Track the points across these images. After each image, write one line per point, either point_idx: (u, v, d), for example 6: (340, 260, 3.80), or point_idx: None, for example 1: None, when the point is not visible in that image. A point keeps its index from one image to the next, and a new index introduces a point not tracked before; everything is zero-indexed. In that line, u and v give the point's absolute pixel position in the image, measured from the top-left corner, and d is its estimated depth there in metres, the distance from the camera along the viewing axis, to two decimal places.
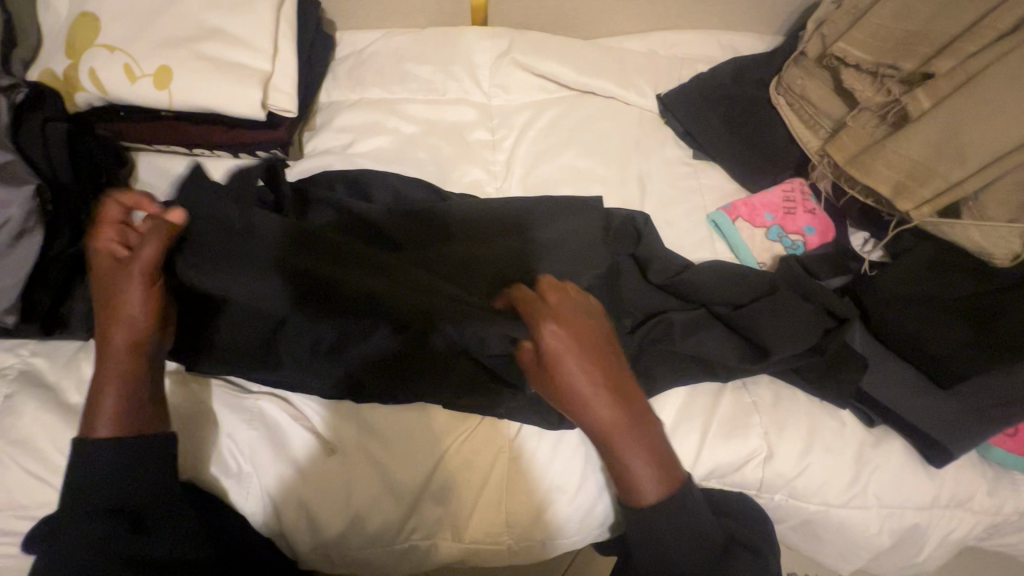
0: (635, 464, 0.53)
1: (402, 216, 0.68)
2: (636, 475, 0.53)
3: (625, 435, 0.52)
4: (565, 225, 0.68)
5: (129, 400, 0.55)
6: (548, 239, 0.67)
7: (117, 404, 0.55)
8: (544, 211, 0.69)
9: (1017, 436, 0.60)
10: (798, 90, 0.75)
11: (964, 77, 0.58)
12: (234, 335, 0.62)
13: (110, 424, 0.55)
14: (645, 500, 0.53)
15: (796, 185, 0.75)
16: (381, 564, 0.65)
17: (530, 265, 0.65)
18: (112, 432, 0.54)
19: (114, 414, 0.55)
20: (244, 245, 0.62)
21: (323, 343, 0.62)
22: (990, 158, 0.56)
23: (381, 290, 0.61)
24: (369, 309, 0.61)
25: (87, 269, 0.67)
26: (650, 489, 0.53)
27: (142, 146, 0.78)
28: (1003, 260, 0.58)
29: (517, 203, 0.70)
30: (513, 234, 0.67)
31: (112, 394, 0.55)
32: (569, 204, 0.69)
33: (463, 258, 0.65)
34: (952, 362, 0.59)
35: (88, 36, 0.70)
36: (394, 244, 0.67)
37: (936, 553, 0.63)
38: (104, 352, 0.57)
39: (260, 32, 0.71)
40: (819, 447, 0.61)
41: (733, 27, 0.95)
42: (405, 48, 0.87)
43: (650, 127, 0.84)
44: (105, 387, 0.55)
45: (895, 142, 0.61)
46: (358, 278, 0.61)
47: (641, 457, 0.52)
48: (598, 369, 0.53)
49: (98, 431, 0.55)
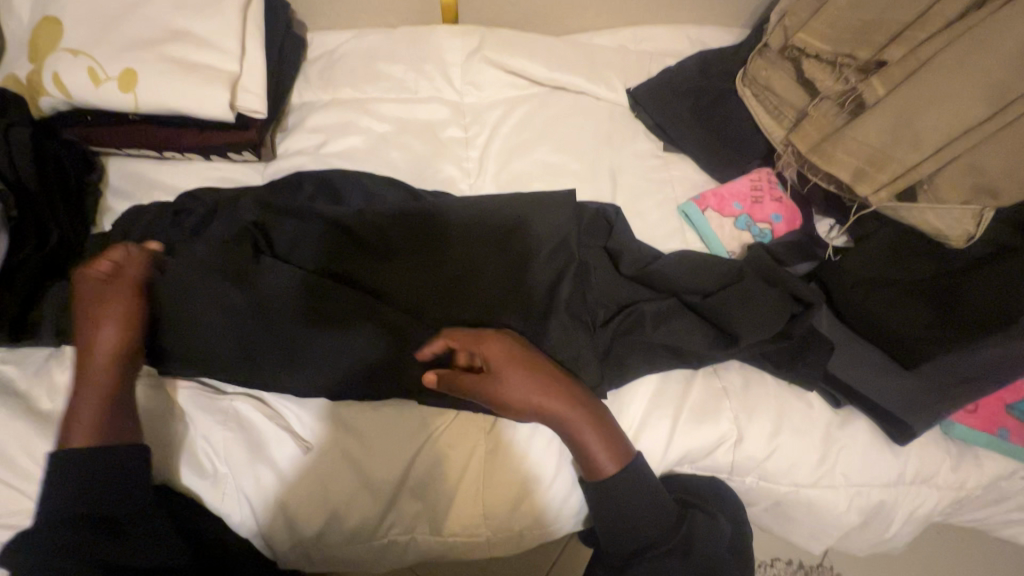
0: (591, 443, 0.56)
1: (381, 218, 0.68)
2: (594, 455, 0.56)
3: (574, 417, 0.56)
4: (540, 223, 0.68)
5: (113, 419, 0.56)
6: (526, 237, 0.67)
7: (98, 419, 0.55)
8: (525, 207, 0.69)
9: (977, 412, 0.62)
10: (762, 80, 0.76)
11: (917, 63, 0.60)
12: (231, 345, 0.62)
13: (83, 434, 0.54)
14: (604, 473, 0.56)
15: (764, 175, 0.76)
16: (361, 560, 0.66)
17: (509, 265, 0.66)
18: (87, 442, 0.54)
19: (93, 428, 0.54)
20: (243, 260, 0.64)
21: (298, 347, 0.62)
22: (943, 141, 0.58)
23: (389, 295, 0.66)
24: (364, 315, 0.63)
25: (56, 275, 0.67)
26: (608, 464, 0.56)
27: (110, 151, 0.77)
28: (957, 241, 0.59)
29: (494, 201, 0.69)
30: (499, 235, 0.68)
31: (93, 412, 0.55)
32: (541, 200, 0.69)
33: (454, 262, 0.67)
34: (915, 342, 0.60)
35: (50, 40, 0.70)
36: (377, 247, 0.67)
37: (904, 529, 0.65)
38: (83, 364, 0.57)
39: (227, 34, 0.71)
40: (787, 429, 0.62)
41: (702, 21, 0.96)
42: (377, 48, 0.87)
43: (621, 121, 0.85)
44: (82, 403, 0.55)
45: (854, 128, 0.63)
46: (362, 287, 0.66)
47: (592, 437, 0.56)
48: (532, 371, 0.57)
49: (71, 441, 0.54)
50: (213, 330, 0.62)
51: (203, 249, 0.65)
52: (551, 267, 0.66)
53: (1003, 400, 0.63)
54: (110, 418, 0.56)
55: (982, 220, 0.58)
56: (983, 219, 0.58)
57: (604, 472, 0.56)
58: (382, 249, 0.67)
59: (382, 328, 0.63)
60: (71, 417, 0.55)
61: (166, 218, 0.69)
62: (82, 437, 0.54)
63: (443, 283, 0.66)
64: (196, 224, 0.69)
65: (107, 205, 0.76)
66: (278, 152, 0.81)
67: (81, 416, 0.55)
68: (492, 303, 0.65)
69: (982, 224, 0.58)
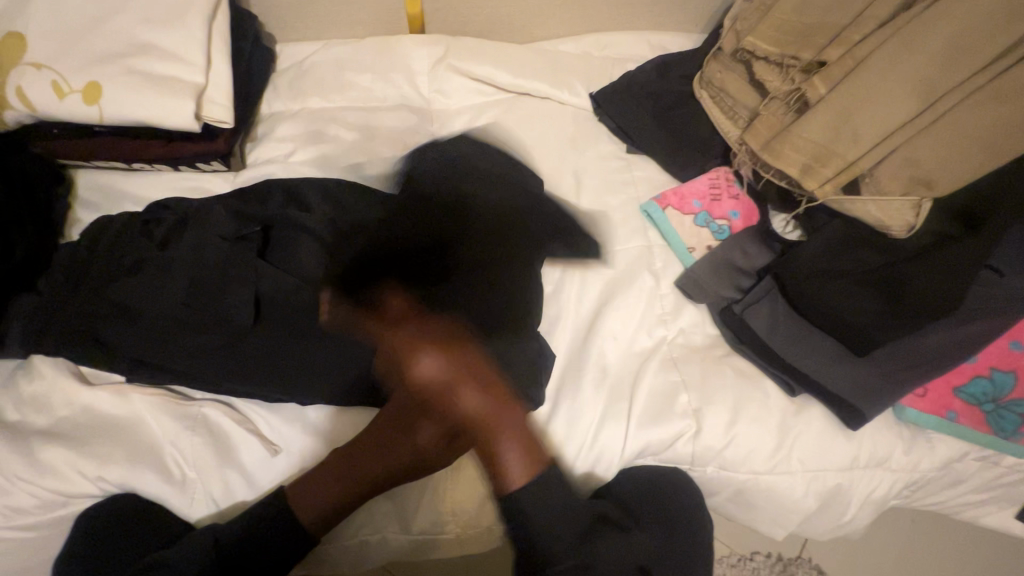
0: (502, 452, 0.56)
1: (368, 228, 0.70)
2: (501, 459, 0.56)
3: (483, 424, 0.57)
4: (513, 223, 0.69)
5: (331, 509, 0.59)
6: (504, 236, 0.69)
7: (328, 499, 0.59)
8: (498, 216, 0.70)
9: (926, 396, 0.64)
10: (717, 83, 0.79)
11: (854, 62, 0.63)
12: (220, 360, 0.64)
13: (315, 511, 0.59)
14: (512, 482, 0.54)
15: (721, 173, 0.79)
16: (333, 562, 0.66)
17: (491, 261, 0.67)
18: (320, 514, 0.59)
19: (318, 512, 0.59)
20: (242, 259, 0.67)
21: (292, 354, 0.64)
22: (882, 135, 0.61)
23: (366, 305, 0.65)
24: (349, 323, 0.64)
25: (23, 286, 0.67)
26: (515, 472, 0.55)
27: (78, 163, 0.78)
28: (901, 231, 0.62)
29: (473, 209, 0.70)
30: (476, 242, 0.68)
31: (325, 496, 0.59)
32: (514, 196, 0.71)
33: (427, 269, 0.66)
34: (866, 328, 0.62)
35: (14, 55, 0.70)
36: (358, 253, 0.67)
37: (861, 513, 0.67)
38: (356, 458, 0.60)
39: (192, 46, 0.72)
40: (744, 418, 0.64)
41: (663, 27, 0.99)
42: (344, 59, 0.89)
43: (585, 124, 0.87)
44: (325, 481, 0.59)
45: (799, 126, 0.66)
46: (346, 297, 0.66)
47: (508, 445, 0.56)
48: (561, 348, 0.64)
49: (311, 510, 0.58)
50: (201, 343, 0.64)
51: (194, 250, 0.67)
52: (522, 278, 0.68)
53: (951, 383, 0.65)
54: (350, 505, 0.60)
55: (921, 210, 0.61)
56: (922, 209, 0.61)
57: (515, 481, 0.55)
58: (358, 256, 0.67)
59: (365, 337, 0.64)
60: (308, 490, 0.59)
61: (134, 227, 0.70)
62: (315, 509, 0.59)
63: (420, 290, 0.65)
64: (164, 235, 0.70)
65: (76, 216, 0.77)
66: (247, 162, 0.82)
67: (318, 492, 0.59)
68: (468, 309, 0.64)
69: (920, 215, 0.61)
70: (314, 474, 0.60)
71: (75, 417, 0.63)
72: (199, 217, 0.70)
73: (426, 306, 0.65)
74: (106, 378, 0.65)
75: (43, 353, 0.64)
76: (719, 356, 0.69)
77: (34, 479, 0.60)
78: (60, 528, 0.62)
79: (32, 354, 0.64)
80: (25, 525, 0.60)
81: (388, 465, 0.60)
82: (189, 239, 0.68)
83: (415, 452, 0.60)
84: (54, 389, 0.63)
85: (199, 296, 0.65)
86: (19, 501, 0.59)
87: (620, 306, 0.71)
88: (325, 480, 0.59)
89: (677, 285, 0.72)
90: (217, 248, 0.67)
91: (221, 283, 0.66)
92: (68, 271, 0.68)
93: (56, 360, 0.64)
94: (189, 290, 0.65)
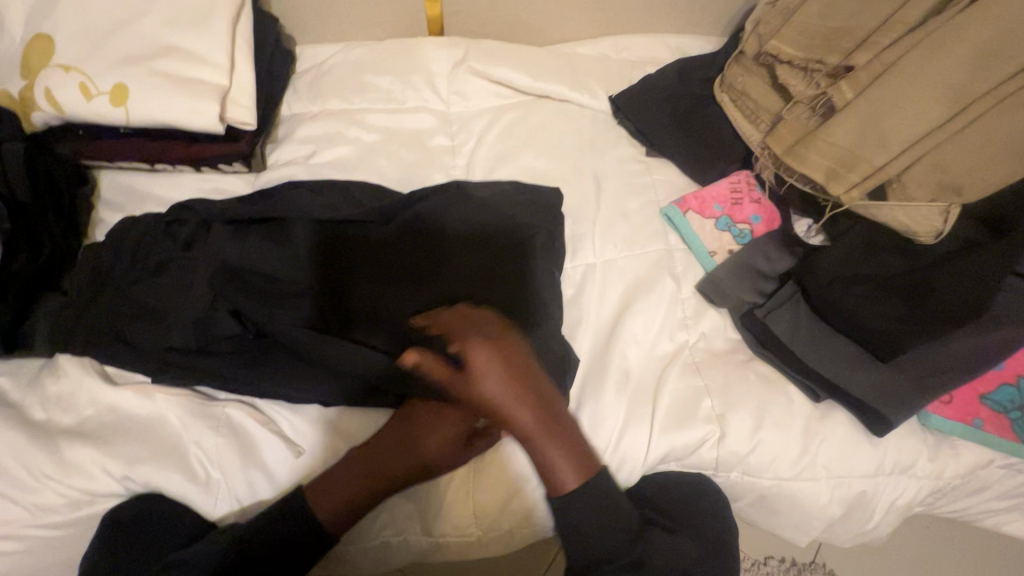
0: (553, 460, 0.53)
1: (387, 233, 0.71)
2: (554, 467, 0.53)
3: (531, 428, 0.54)
4: (531, 229, 0.71)
5: (355, 505, 0.59)
6: (522, 241, 0.70)
7: (348, 497, 0.59)
8: (522, 220, 0.72)
9: (952, 403, 0.64)
10: (739, 86, 0.79)
11: (882, 67, 0.63)
12: (239, 364, 0.64)
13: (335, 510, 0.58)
14: (566, 488, 0.53)
15: (742, 177, 0.79)
16: (354, 563, 0.66)
17: (508, 266, 0.68)
18: (339, 513, 0.59)
19: (339, 509, 0.59)
20: (263, 262, 0.68)
21: (310, 356, 0.64)
22: (911, 141, 0.61)
23: (387, 309, 0.66)
24: (372, 324, 0.66)
25: (50, 286, 0.68)
26: (569, 478, 0.53)
27: (101, 164, 0.78)
28: (926, 237, 0.62)
29: (490, 218, 0.72)
30: (495, 249, 0.70)
31: (350, 490, 0.59)
32: (532, 203, 0.74)
33: (445, 276, 0.68)
34: (892, 334, 0.62)
35: (43, 57, 0.71)
36: (380, 259, 0.69)
37: (884, 519, 0.67)
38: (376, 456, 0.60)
39: (216, 48, 0.73)
40: (768, 424, 0.64)
41: (682, 29, 0.99)
42: (364, 60, 0.89)
43: (604, 127, 0.87)
44: (347, 478, 0.59)
45: (824, 130, 0.66)
46: (362, 300, 0.67)
47: (558, 452, 0.54)
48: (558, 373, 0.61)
49: (331, 510, 0.58)
50: (223, 349, 0.65)
51: (216, 255, 0.67)
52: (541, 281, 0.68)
53: (977, 390, 0.65)
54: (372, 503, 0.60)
55: (949, 216, 0.60)
56: (950, 215, 0.61)
57: (568, 487, 0.53)
58: (379, 259, 0.69)
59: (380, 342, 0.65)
60: (330, 487, 0.59)
61: (158, 228, 0.70)
62: (335, 509, 0.58)
63: (434, 295, 0.67)
64: (188, 235, 0.70)
65: (99, 217, 0.77)
66: (268, 163, 0.82)
67: (339, 490, 0.59)
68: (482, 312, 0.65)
69: (949, 219, 0.61)
70: (336, 472, 0.60)
71: (101, 418, 0.64)
72: (221, 219, 0.71)
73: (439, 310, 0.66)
74: (132, 378, 0.66)
75: (70, 353, 0.65)
76: (742, 361, 0.69)
77: (62, 479, 0.60)
78: (84, 529, 0.62)
79: (60, 355, 0.65)
80: (52, 524, 0.60)
81: (405, 466, 0.60)
82: (213, 243, 0.68)
83: (432, 454, 0.61)
84: (80, 389, 0.64)
85: (221, 301, 0.66)
86: (49, 500, 0.60)
87: (642, 310, 0.71)
88: (346, 477, 0.59)
89: (699, 289, 0.72)
90: (238, 252, 0.68)
91: (243, 285, 0.67)
92: (92, 271, 0.68)
93: (83, 361, 0.65)
94: (212, 294, 0.66)
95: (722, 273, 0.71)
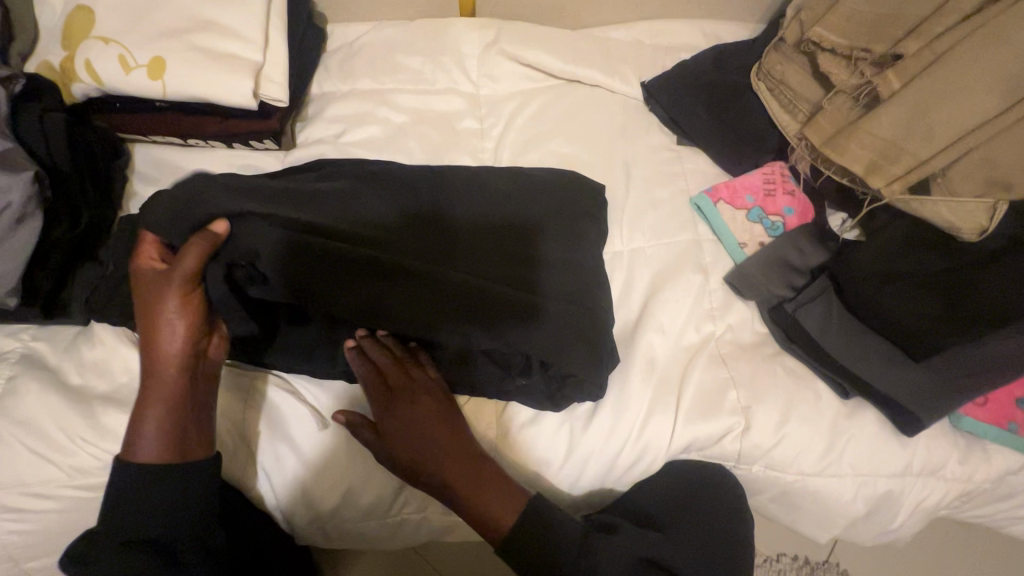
0: (478, 508, 0.57)
1: (403, 220, 0.66)
2: (483, 511, 0.57)
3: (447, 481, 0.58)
4: (575, 224, 0.69)
5: (175, 429, 0.57)
6: (562, 234, 0.68)
7: (163, 427, 0.56)
8: (566, 206, 0.70)
9: (987, 406, 0.63)
10: (778, 75, 0.78)
11: (932, 56, 0.61)
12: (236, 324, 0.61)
13: (151, 450, 0.56)
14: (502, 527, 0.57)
15: (777, 168, 0.78)
16: (373, 535, 0.68)
17: (532, 266, 0.66)
18: (156, 455, 0.56)
19: (158, 441, 0.56)
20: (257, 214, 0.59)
21: (312, 344, 0.63)
22: (957, 136, 0.59)
23: (386, 301, 0.58)
24: (376, 271, 0.59)
25: (85, 255, 0.70)
26: (501, 518, 0.57)
27: (137, 137, 0.79)
28: (970, 234, 0.60)
29: (538, 206, 0.70)
30: (519, 243, 0.67)
31: (156, 421, 0.56)
32: (578, 190, 0.72)
33: (478, 270, 0.63)
34: (926, 334, 0.60)
35: (85, 28, 0.72)
36: (389, 244, 0.63)
37: (910, 520, 0.66)
38: (149, 380, 0.58)
39: (252, 24, 0.73)
40: (795, 418, 0.63)
41: (718, 16, 0.96)
42: (395, 40, 0.88)
43: (636, 114, 0.86)
44: (148, 410, 0.57)
45: (868, 121, 0.65)
46: (359, 274, 0.58)
47: (486, 495, 0.57)
48: (432, 427, 0.59)
49: (141, 455, 0.56)
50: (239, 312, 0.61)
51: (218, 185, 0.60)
52: (564, 272, 0.66)
53: (1014, 394, 0.64)
54: (181, 430, 0.57)
55: (996, 214, 0.59)
56: (996, 213, 0.59)
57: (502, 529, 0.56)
58: (387, 245, 0.63)
59: (387, 309, 0.58)
60: (137, 430, 0.56)
61: None
62: (150, 448, 0.56)
63: (437, 287, 0.60)
64: None
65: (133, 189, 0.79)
66: (298, 141, 0.83)
67: (148, 424, 0.56)
68: (497, 309, 0.60)
69: (994, 219, 0.59)
70: (138, 412, 0.57)
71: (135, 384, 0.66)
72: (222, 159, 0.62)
73: (441, 308, 0.59)
74: None
75: (105, 323, 0.66)
76: (769, 354, 0.68)
77: (96, 443, 0.62)
78: None
79: (96, 322, 0.67)
80: (87, 485, 0.62)
81: (170, 370, 0.57)
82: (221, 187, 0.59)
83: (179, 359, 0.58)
84: (116, 355, 0.66)
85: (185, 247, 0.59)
86: (83, 462, 0.62)
87: (669, 299, 0.70)
88: (146, 414, 0.57)
89: (727, 279, 0.71)
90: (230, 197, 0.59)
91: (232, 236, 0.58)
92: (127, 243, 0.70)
93: (118, 330, 0.67)
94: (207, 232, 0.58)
95: (752, 266, 0.70)
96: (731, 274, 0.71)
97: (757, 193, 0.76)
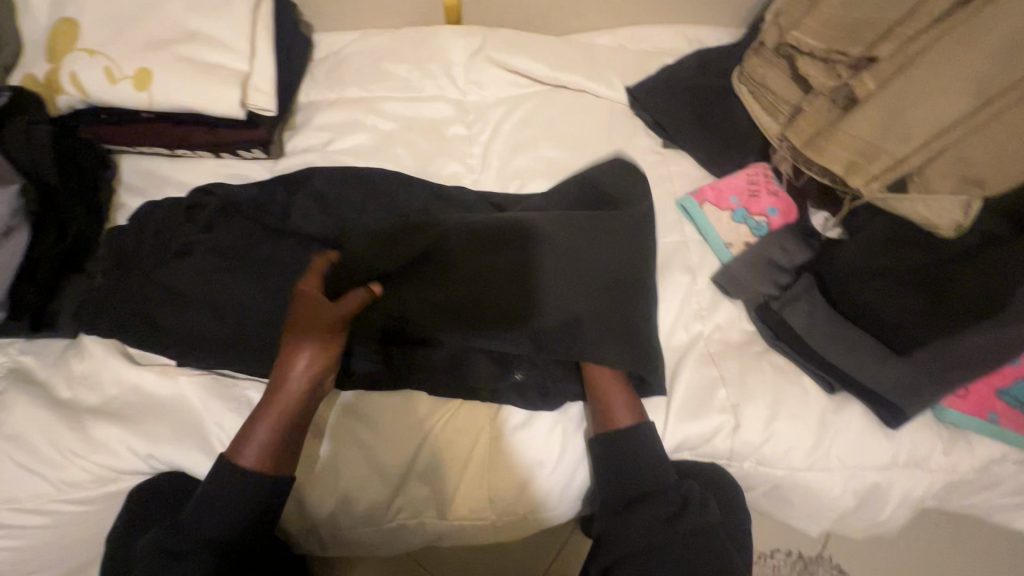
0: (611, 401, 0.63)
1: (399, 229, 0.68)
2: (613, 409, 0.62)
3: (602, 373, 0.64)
4: None
5: (279, 446, 0.57)
6: None
7: (273, 440, 0.57)
8: None
9: (968, 397, 0.65)
10: (759, 79, 0.79)
11: (904, 60, 0.63)
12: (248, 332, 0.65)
13: (253, 459, 0.56)
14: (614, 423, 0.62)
15: (760, 169, 0.79)
16: (369, 542, 0.67)
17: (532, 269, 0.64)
18: (256, 465, 0.56)
19: (262, 453, 0.56)
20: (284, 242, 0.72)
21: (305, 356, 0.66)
22: (930, 135, 0.61)
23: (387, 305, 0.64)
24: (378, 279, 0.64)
25: (75, 266, 0.69)
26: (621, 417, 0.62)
27: (124, 149, 0.78)
28: (947, 231, 0.61)
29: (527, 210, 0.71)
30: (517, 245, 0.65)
31: (266, 432, 0.57)
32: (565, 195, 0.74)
33: (478, 276, 0.64)
34: (908, 329, 0.61)
35: (69, 40, 0.72)
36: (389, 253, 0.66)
37: (898, 511, 0.68)
38: (274, 389, 0.57)
39: (238, 34, 0.74)
40: (784, 414, 0.64)
41: (699, 21, 0.98)
42: (382, 48, 0.89)
43: (621, 117, 0.87)
44: (259, 419, 0.57)
45: (846, 123, 0.67)
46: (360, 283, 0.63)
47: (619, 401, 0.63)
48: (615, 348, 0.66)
49: (244, 458, 0.56)
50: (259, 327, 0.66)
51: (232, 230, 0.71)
52: (571, 265, 0.64)
53: (994, 385, 0.66)
54: (286, 448, 0.58)
55: (971, 210, 0.60)
56: (970, 210, 0.60)
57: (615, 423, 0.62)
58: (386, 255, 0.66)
59: (386, 313, 0.64)
60: (245, 435, 0.57)
61: (178, 213, 0.71)
62: (252, 456, 0.56)
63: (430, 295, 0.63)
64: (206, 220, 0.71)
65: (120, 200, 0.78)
66: (287, 150, 0.83)
67: (256, 433, 0.57)
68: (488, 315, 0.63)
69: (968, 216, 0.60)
70: (251, 418, 0.58)
71: (124, 397, 0.64)
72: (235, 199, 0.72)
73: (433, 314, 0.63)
74: (154, 360, 0.67)
75: (94, 335, 0.65)
76: (757, 352, 0.69)
77: (87, 456, 0.62)
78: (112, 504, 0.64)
79: (84, 335, 0.66)
80: (78, 500, 0.62)
81: (300, 383, 0.57)
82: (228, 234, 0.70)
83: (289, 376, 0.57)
84: (104, 367, 0.65)
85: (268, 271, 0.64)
86: (74, 476, 0.61)
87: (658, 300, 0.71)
88: (258, 424, 0.57)
89: (714, 279, 0.72)
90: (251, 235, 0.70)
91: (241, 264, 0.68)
92: (116, 254, 0.70)
93: (107, 341, 0.66)
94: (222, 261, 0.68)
95: (739, 265, 0.71)
96: (717, 274, 0.72)
97: (742, 193, 0.77)
